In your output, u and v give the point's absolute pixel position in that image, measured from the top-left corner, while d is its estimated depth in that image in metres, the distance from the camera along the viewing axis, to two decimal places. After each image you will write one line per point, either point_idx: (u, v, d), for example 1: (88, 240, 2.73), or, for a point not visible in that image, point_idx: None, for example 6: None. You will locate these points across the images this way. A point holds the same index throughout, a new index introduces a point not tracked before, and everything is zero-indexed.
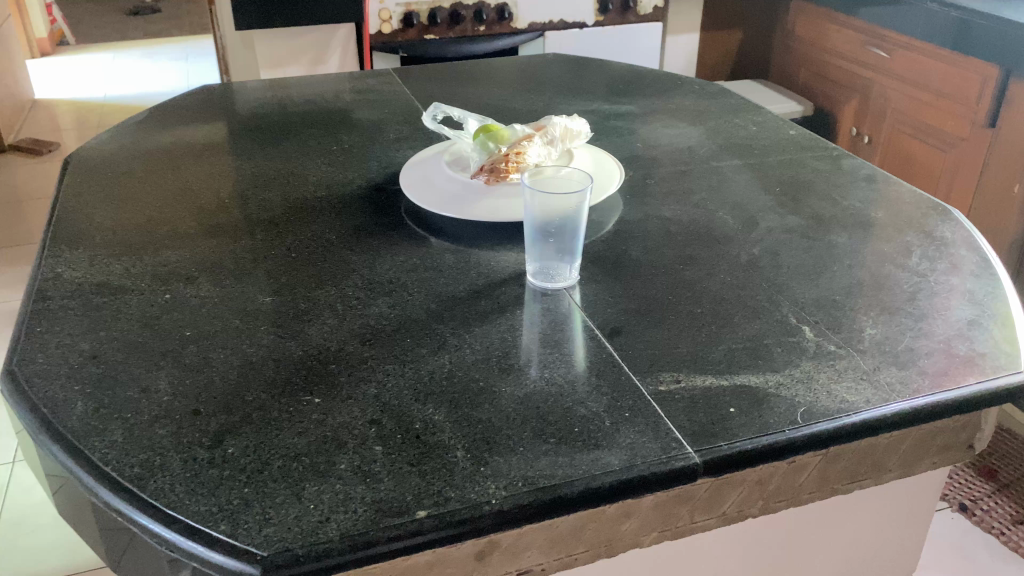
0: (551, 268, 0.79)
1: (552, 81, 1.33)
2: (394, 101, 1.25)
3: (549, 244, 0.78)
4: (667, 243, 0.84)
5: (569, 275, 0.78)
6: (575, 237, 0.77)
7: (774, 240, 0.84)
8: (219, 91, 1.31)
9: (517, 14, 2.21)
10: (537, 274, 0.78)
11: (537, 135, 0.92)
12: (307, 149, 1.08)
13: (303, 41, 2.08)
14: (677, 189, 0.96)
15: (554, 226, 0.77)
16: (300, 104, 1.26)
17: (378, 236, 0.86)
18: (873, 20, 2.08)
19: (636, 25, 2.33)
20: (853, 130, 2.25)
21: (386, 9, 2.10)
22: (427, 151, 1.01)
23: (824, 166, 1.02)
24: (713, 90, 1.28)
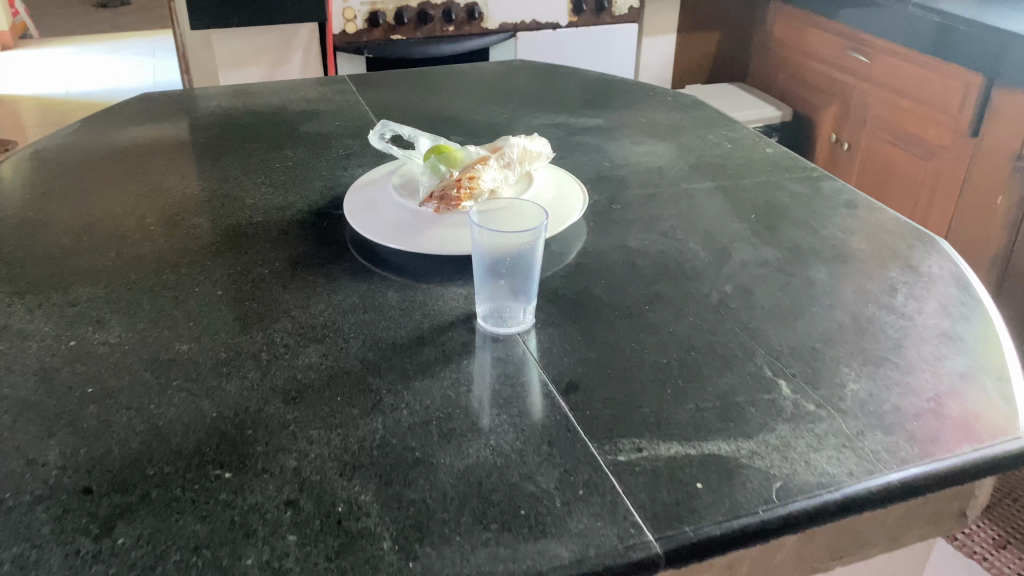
0: (504, 309, 0.71)
1: (517, 91, 1.26)
2: (347, 111, 1.17)
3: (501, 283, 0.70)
4: (632, 279, 0.77)
5: (523, 317, 0.71)
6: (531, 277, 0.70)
7: (748, 276, 0.78)
8: (157, 98, 1.22)
9: (488, 14, 2.12)
10: (489, 316, 0.71)
11: (492, 158, 0.84)
12: (247, 166, 1.00)
13: (263, 41, 1.98)
14: (645, 216, 0.88)
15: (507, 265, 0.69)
16: (244, 112, 1.16)
17: (315, 270, 0.78)
18: (853, 24, 2.02)
19: (611, 26, 2.25)
20: (831, 136, 2.19)
21: (350, 8, 2.00)
22: (375, 172, 0.93)
23: (803, 189, 0.95)
24: (686, 102, 1.20)
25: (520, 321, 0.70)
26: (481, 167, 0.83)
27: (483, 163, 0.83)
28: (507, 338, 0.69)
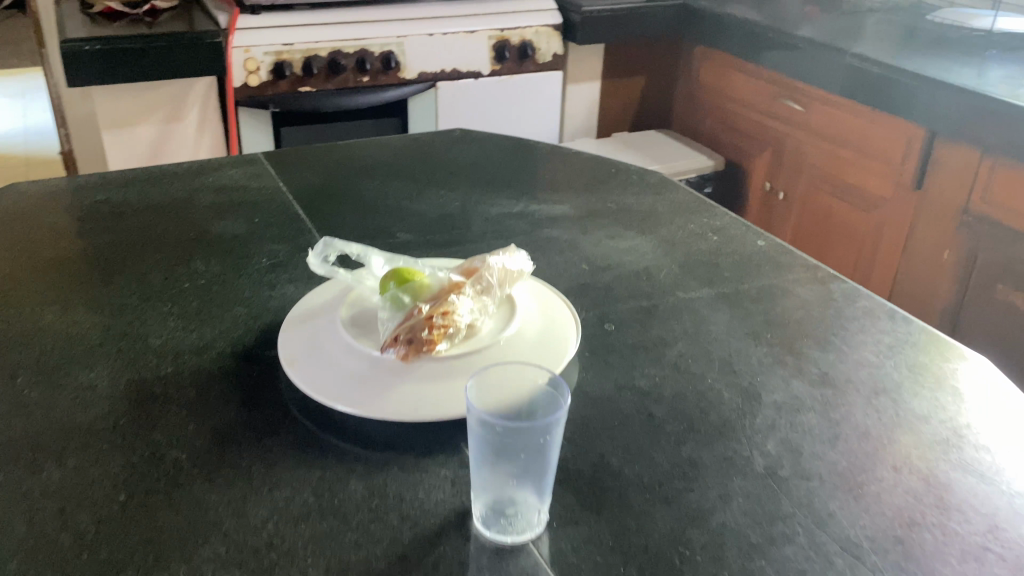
0: (511, 506, 0.55)
1: (462, 170, 1.10)
2: (266, 202, 0.99)
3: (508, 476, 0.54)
4: (653, 440, 0.62)
5: (537, 518, 0.54)
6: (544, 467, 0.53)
7: (788, 427, 0.64)
8: (27, 189, 1.00)
9: (404, 63, 1.96)
10: (492, 519, 0.54)
11: (468, 283, 0.68)
12: (147, 288, 0.80)
13: (154, 96, 1.76)
14: (647, 341, 0.74)
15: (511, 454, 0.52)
16: (139, 208, 0.96)
17: (250, 451, 0.60)
18: (784, 73, 1.95)
19: (535, 74, 2.14)
20: (764, 185, 2.12)
21: (253, 59, 1.80)
22: (313, 295, 0.75)
23: (813, 295, 0.83)
24: (654, 182, 1.08)
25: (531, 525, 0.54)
26: (453, 298, 0.66)
27: (455, 291, 0.67)
28: (515, 546, 0.53)
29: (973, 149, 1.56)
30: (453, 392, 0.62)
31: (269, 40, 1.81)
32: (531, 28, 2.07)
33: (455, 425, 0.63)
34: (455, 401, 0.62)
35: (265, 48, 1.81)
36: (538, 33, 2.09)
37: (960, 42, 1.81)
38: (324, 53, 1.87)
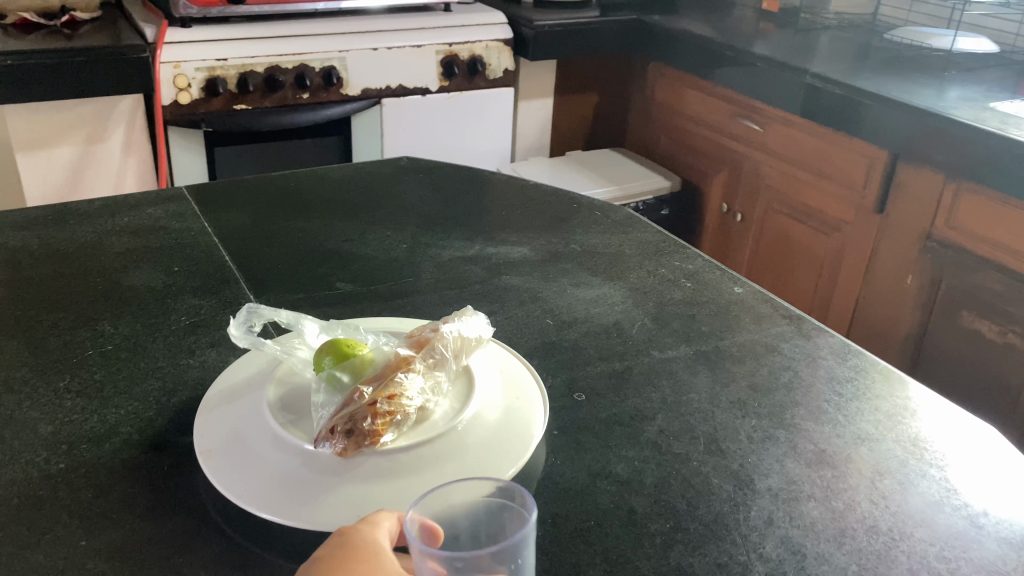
0: None
1: (412, 207, 1.01)
2: (190, 248, 0.88)
3: None
4: (636, 543, 0.54)
5: None
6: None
7: (788, 521, 0.56)
8: None
9: (347, 79, 1.85)
10: None
11: (417, 358, 0.59)
12: (43, 357, 0.69)
13: (74, 115, 1.62)
14: (623, 414, 0.66)
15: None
16: (41, 257, 0.85)
17: (153, 573, 0.49)
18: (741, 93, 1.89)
19: (485, 91, 2.05)
20: (722, 207, 2.06)
21: (183, 74, 1.68)
22: (237, 369, 0.65)
23: (799, 352, 0.76)
24: (619, 219, 1.02)
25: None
26: (400, 377, 0.57)
27: (404, 368, 0.58)
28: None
29: (936, 173, 1.51)
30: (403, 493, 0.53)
31: (201, 55, 1.68)
32: (480, 42, 1.98)
33: None
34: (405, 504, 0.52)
35: (197, 64, 1.68)
36: (487, 48, 2.00)
37: (917, 62, 1.77)
38: (261, 69, 1.75)
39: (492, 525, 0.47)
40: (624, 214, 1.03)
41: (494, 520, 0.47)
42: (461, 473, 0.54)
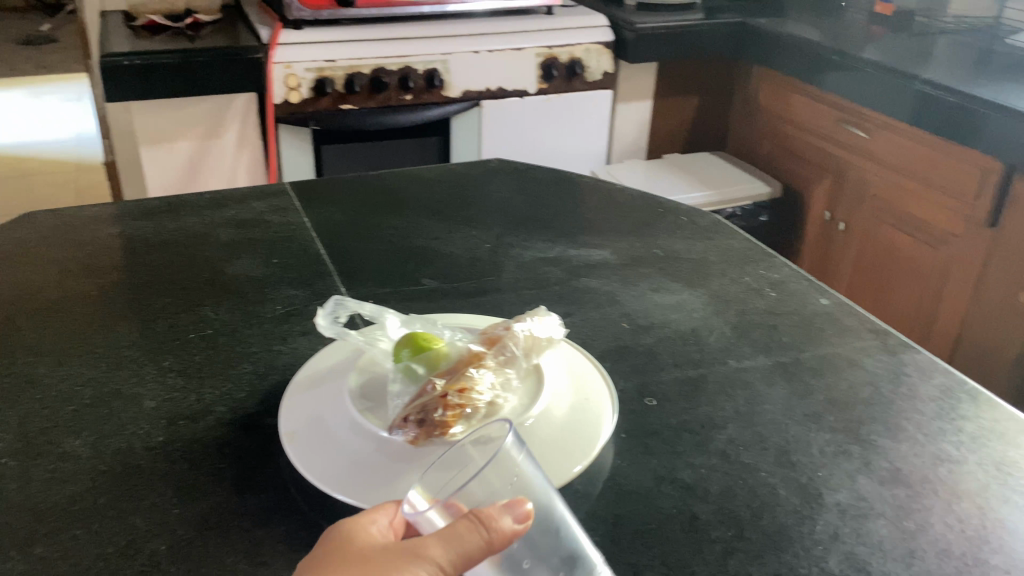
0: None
1: (499, 208, 1.03)
2: (288, 241, 0.93)
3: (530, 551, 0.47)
4: (696, 549, 0.54)
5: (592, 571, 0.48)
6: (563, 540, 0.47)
7: (855, 538, 0.55)
8: (41, 226, 0.96)
9: (449, 81, 1.89)
10: None
11: (488, 354, 0.62)
12: (150, 338, 0.75)
13: (194, 112, 1.72)
14: (693, 421, 0.67)
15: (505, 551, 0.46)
16: (154, 246, 0.92)
17: (235, 542, 0.53)
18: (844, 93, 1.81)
19: (584, 93, 2.05)
20: (825, 214, 2.00)
21: (294, 75, 1.73)
22: (321, 356, 0.68)
23: (882, 367, 0.74)
24: (705, 225, 1.01)
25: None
26: (470, 372, 0.60)
27: (475, 363, 0.61)
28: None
29: None
30: None
31: (312, 56, 1.73)
32: (581, 45, 1.99)
33: None
34: None
35: (307, 65, 1.74)
36: (587, 51, 2.00)
37: None
38: (367, 70, 1.80)
39: None
40: (711, 220, 1.03)
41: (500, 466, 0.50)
42: None
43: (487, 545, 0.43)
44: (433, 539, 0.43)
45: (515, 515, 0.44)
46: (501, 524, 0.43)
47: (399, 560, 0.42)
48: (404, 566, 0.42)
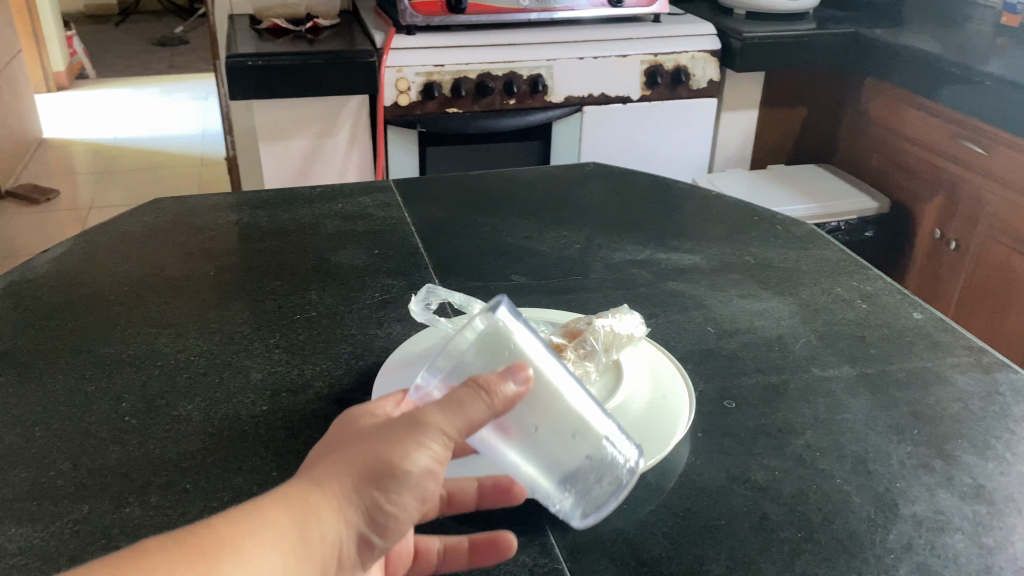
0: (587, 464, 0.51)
1: (592, 211, 1.06)
2: (389, 234, 0.98)
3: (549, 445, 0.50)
4: (764, 546, 0.55)
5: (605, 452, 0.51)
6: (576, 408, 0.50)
7: (928, 550, 0.55)
8: (169, 211, 1.05)
9: (551, 87, 1.92)
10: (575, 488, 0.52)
11: (567, 347, 0.65)
12: (259, 317, 0.80)
13: (309, 110, 1.81)
14: (772, 425, 0.67)
15: (520, 422, 0.48)
16: (268, 233, 0.98)
17: None
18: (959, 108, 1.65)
19: (687, 101, 2.04)
20: (936, 232, 1.83)
21: (404, 78, 1.81)
22: (415, 342, 0.72)
23: (973, 384, 0.72)
24: (800, 235, 1.01)
25: (615, 473, 0.52)
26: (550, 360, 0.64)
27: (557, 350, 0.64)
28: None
29: None
30: None
31: (421, 61, 1.80)
32: (686, 53, 1.97)
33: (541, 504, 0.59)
34: None
35: (417, 69, 1.81)
36: (693, 59, 1.99)
37: None
38: (473, 75, 1.86)
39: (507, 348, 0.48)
40: (806, 229, 1.02)
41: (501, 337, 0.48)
42: None
43: (491, 408, 0.44)
44: (436, 407, 0.43)
45: (516, 379, 0.45)
46: (503, 389, 0.44)
47: (405, 432, 0.43)
48: (411, 437, 0.42)
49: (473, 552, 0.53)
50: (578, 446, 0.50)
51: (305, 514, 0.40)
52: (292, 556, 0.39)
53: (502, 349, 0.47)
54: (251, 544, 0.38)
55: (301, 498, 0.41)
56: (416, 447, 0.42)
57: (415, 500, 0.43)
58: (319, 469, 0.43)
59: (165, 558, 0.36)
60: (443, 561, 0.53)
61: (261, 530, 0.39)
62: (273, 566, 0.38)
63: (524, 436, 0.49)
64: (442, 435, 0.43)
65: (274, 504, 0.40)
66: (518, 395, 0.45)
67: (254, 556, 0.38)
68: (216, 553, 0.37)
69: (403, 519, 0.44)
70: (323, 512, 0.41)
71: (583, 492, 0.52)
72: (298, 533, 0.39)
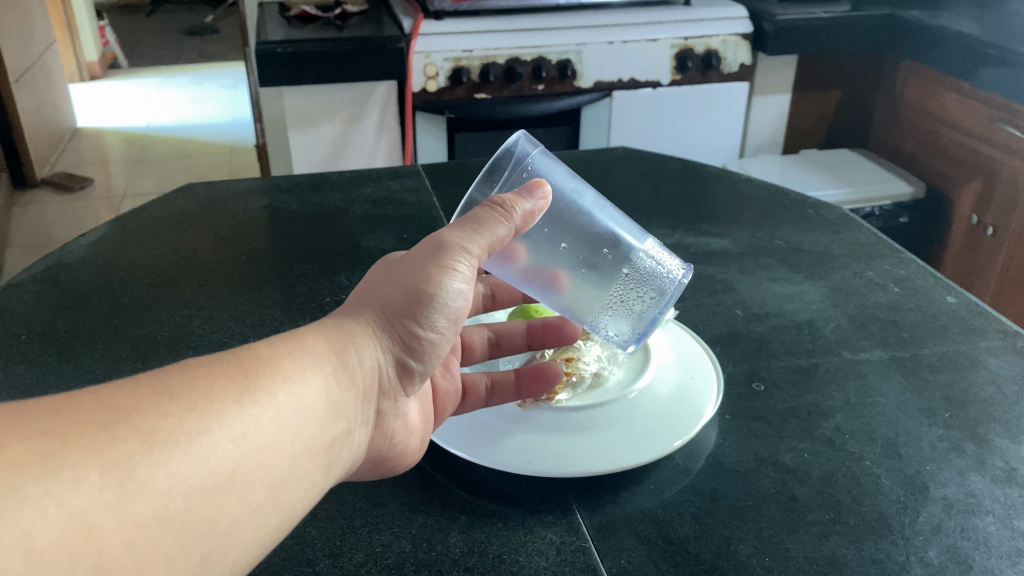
0: (634, 281, 0.63)
1: (622, 195, 1.06)
2: (419, 218, 0.99)
3: (598, 264, 0.63)
4: (791, 528, 0.55)
5: (647, 265, 0.63)
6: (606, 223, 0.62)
7: (957, 534, 0.54)
8: (202, 197, 1.06)
9: (581, 71, 1.91)
10: (622, 309, 0.64)
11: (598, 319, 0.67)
12: (290, 302, 0.81)
13: (338, 98, 1.80)
14: (801, 406, 0.67)
15: (554, 241, 0.62)
16: (298, 218, 1.00)
17: (358, 485, 0.60)
18: (996, 91, 1.58)
19: (718, 85, 2.02)
20: (972, 218, 1.75)
21: (433, 64, 1.81)
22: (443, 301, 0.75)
23: (1008, 368, 0.71)
24: (832, 218, 1.00)
25: (657, 281, 0.63)
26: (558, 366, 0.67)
27: (568, 360, 0.68)
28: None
29: None
30: (579, 445, 0.60)
31: (450, 46, 1.80)
32: (717, 36, 1.96)
33: (568, 482, 0.60)
34: (581, 458, 0.58)
35: (445, 54, 1.81)
36: (724, 42, 1.97)
37: None
38: (502, 60, 1.85)
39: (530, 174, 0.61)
40: (839, 213, 1.01)
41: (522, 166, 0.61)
42: (626, 436, 0.60)
43: (512, 223, 0.56)
44: (458, 233, 0.55)
45: (534, 195, 0.57)
46: (519, 206, 0.56)
47: (434, 258, 0.54)
48: (439, 260, 0.54)
49: (517, 385, 0.64)
50: (614, 259, 0.63)
51: (348, 335, 0.49)
52: (334, 370, 0.47)
53: (518, 171, 0.61)
54: (290, 365, 0.44)
55: (345, 322, 0.50)
56: (443, 267, 0.54)
57: (443, 319, 0.55)
58: (356, 305, 0.53)
59: (206, 375, 0.40)
60: (492, 394, 0.65)
61: (301, 351, 0.46)
62: (312, 383, 0.45)
63: (561, 255, 0.63)
64: (465, 255, 0.55)
65: (316, 331, 0.48)
66: (541, 206, 0.58)
67: (293, 373, 0.44)
68: (254, 373, 0.42)
69: (432, 338, 0.55)
70: (366, 331, 0.51)
71: (629, 307, 0.64)
72: (340, 351, 0.48)
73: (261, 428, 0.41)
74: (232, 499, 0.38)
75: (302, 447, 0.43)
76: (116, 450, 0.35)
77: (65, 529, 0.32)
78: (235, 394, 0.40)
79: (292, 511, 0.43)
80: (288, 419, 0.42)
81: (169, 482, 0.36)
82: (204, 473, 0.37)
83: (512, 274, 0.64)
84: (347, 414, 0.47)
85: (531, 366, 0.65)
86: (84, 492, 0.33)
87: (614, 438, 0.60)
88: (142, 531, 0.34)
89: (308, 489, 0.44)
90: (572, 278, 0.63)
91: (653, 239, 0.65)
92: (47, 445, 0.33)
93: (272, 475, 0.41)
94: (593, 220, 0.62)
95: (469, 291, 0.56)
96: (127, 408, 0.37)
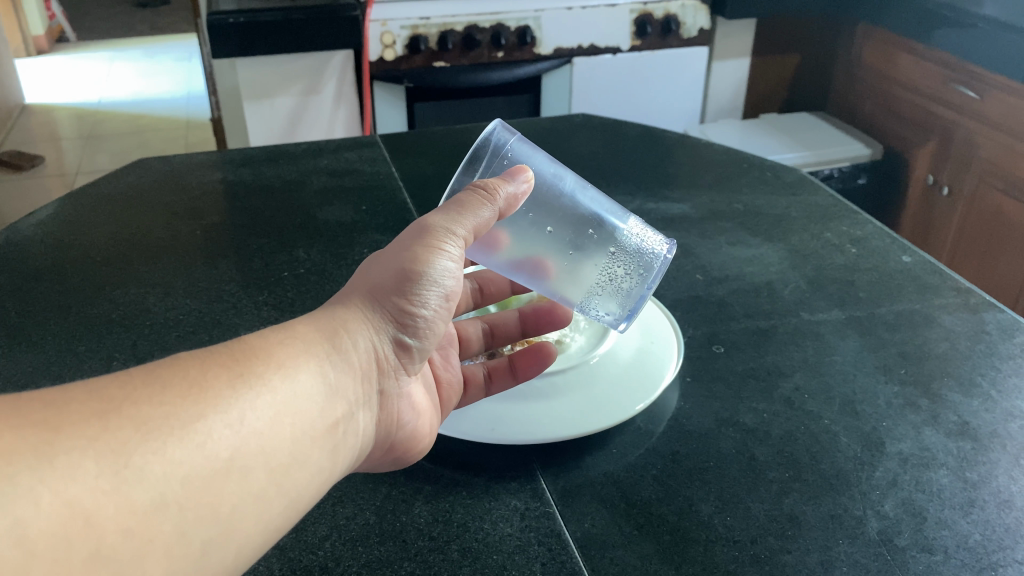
0: (621, 256, 0.63)
1: (581, 163, 1.05)
2: (376, 189, 0.98)
3: (582, 239, 0.62)
4: (752, 486, 0.56)
5: (631, 241, 0.63)
6: (569, 209, 0.62)
7: (911, 487, 0.55)
8: (154, 171, 1.04)
9: (540, 38, 1.89)
10: (609, 291, 0.64)
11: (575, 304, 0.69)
12: (248, 278, 0.80)
13: (292, 69, 1.75)
14: (761, 367, 0.68)
15: (539, 226, 0.62)
16: (254, 192, 0.98)
17: None
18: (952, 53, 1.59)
19: (678, 50, 2.02)
20: (928, 178, 1.77)
21: (389, 32, 1.79)
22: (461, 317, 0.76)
23: (962, 325, 0.72)
24: (790, 181, 1.01)
25: (642, 259, 0.64)
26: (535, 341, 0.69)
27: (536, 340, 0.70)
28: (567, 566, 0.50)
29: None
30: (547, 410, 0.60)
31: (406, 13, 1.79)
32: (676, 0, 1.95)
33: (531, 448, 0.60)
34: (549, 421, 0.59)
35: (402, 22, 1.79)
36: (683, 7, 1.96)
37: None
38: (460, 28, 1.84)
39: (504, 163, 0.60)
40: (798, 175, 1.02)
41: (494, 154, 0.60)
42: (592, 400, 0.61)
43: (495, 206, 0.55)
44: (442, 216, 0.54)
45: (517, 179, 0.57)
46: (504, 188, 0.55)
47: (421, 240, 0.54)
48: (425, 242, 0.53)
49: (512, 370, 0.63)
50: (599, 241, 0.63)
51: (339, 321, 0.49)
52: (328, 357, 0.46)
53: (499, 159, 0.60)
54: (284, 352, 0.43)
55: (336, 311, 0.49)
56: (430, 248, 0.53)
57: (439, 301, 0.54)
58: (348, 293, 0.52)
59: (197, 364, 0.40)
60: (491, 382, 0.63)
61: (294, 339, 0.45)
62: (309, 369, 0.44)
63: (545, 239, 0.62)
64: (450, 237, 0.54)
65: (306, 321, 0.47)
66: (524, 192, 0.57)
67: (289, 360, 0.43)
68: (248, 361, 0.41)
69: (426, 316, 0.54)
70: (358, 317, 0.50)
71: (617, 285, 0.64)
72: (332, 336, 0.47)
73: (258, 413, 0.40)
74: (231, 486, 0.38)
75: (302, 432, 0.42)
76: (111, 439, 0.34)
77: (61, 520, 0.31)
78: (228, 379, 0.40)
79: (295, 496, 0.42)
80: (286, 404, 0.41)
81: (166, 470, 0.35)
82: (201, 461, 0.37)
83: (497, 264, 0.63)
84: (345, 397, 0.46)
85: (524, 350, 0.64)
86: (79, 481, 0.32)
87: (584, 402, 0.60)
88: (138, 519, 0.34)
89: (313, 475, 0.43)
90: (555, 261, 0.63)
91: (634, 216, 0.65)
92: (40, 434, 0.33)
93: (272, 460, 0.40)
94: (575, 203, 0.62)
95: (458, 272, 0.55)
96: (119, 398, 0.36)
